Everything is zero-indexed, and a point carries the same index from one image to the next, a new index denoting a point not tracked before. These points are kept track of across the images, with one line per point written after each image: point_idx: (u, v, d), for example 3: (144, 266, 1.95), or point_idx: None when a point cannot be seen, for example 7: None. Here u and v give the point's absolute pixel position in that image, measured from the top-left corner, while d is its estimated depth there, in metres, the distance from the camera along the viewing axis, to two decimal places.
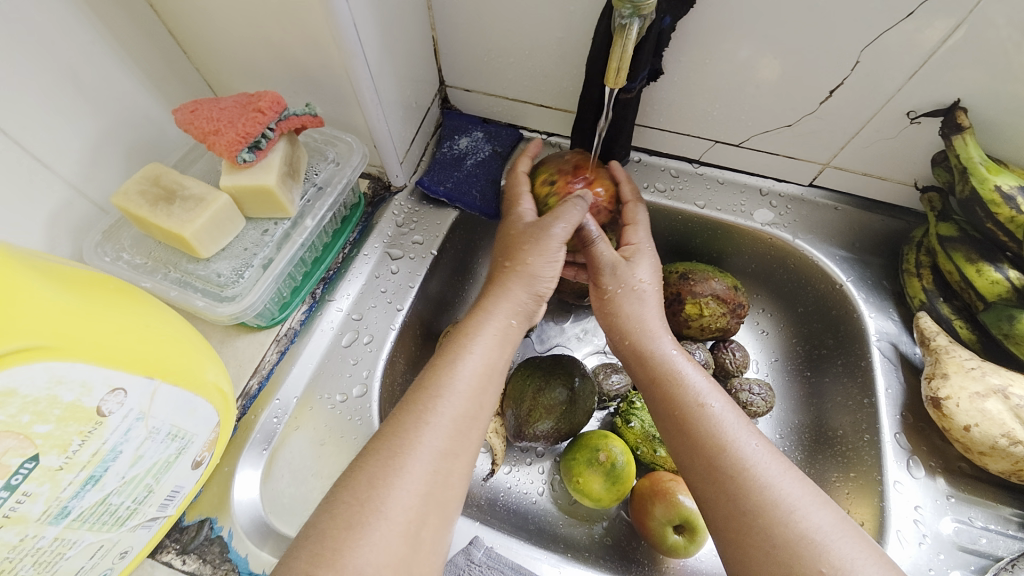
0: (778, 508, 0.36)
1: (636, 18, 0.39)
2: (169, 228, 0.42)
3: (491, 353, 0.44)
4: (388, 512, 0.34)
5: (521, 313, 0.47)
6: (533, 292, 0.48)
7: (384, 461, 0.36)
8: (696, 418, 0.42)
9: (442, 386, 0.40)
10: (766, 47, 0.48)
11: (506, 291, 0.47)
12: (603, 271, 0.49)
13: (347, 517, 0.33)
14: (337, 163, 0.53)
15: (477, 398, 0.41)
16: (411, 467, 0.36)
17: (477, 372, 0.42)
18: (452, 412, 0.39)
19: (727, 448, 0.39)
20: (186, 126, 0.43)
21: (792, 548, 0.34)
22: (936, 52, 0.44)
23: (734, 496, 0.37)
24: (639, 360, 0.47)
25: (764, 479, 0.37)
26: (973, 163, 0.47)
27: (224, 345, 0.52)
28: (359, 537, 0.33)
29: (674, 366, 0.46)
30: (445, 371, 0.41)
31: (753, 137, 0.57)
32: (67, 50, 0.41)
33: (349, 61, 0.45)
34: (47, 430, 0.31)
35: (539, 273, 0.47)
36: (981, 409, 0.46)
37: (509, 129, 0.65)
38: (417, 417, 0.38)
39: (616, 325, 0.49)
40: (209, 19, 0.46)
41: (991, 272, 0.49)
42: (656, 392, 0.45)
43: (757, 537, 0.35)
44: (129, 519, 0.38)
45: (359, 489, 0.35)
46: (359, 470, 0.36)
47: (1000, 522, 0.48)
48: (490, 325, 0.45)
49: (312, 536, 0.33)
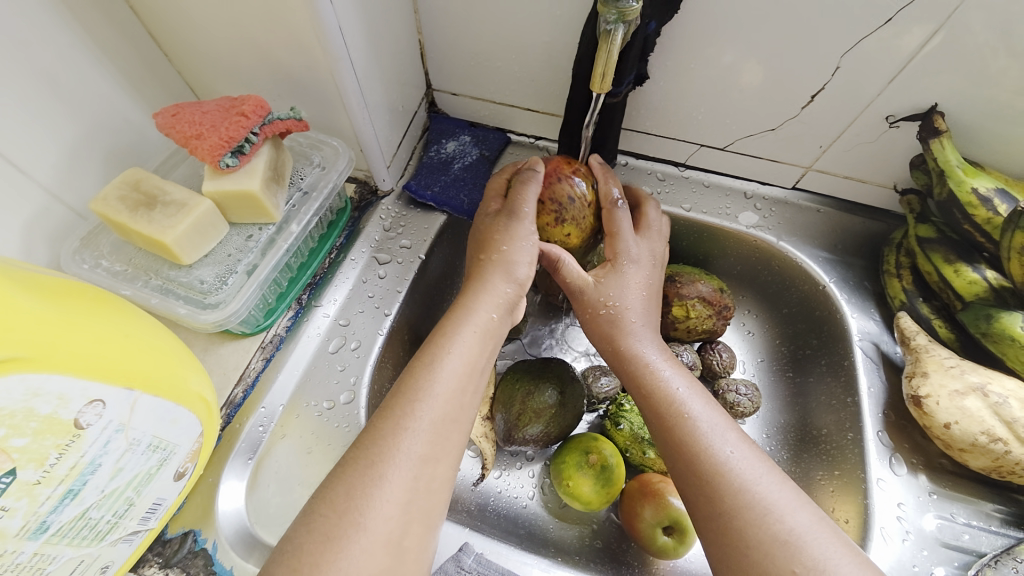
0: (753, 510, 0.36)
1: (621, 23, 0.39)
2: (150, 235, 0.41)
3: (471, 352, 0.43)
4: (367, 522, 0.34)
5: (502, 308, 0.46)
6: (512, 283, 0.47)
7: (361, 471, 0.35)
8: (677, 425, 0.42)
9: (421, 389, 0.39)
10: (750, 52, 0.49)
11: (486, 285, 0.46)
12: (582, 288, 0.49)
13: (324, 529, 0.33)
14: (323, 167, 0.52)
15: (457, 400, 0.40)
16: (389, 476, 0.35)
17: (456, 373, 0.41)
18: (431, 416, 0.39)
19: (706, 454, 0.39)
20: (167, 130, 0.42)
21: (766, 549, 0.34)
22: (914, 58, 0.45)
23: (711, 500, 0.38)
24: (622, 365, 0.47)
25: (741, 482, 0.37)
26: (951, 166, 0.48)
27: (207, 352, 0.51)
28: (337, 550, 0.32)
29: (655, 370, 0.45)
30: (424, 372, 0.40)
31: (737, 140, 0.58)
32: (43, 52, 0.40)
33: (335, 64, 0.45)
34: (23, 444, 0.30)
35: (516, 260, 0.47)
36: (961, 407, 0.47)
37: (496, 133, 0.65)
38: (395, 423, 0.38)
39: (598, 331, 0.49)
40: (191, 22, 0.45)
41: (968, 272, 0.50)
42: (639, 398, 0.45)
43: (732, 540, 0.36)
44: (109, 533, 0.37)
45: (337, 499, 0.34)
46: (334, 482, 0.35)
47: (981, 517, 0.49)
48: (470, 321, 0.44)
49: (287, 552, 0.32)
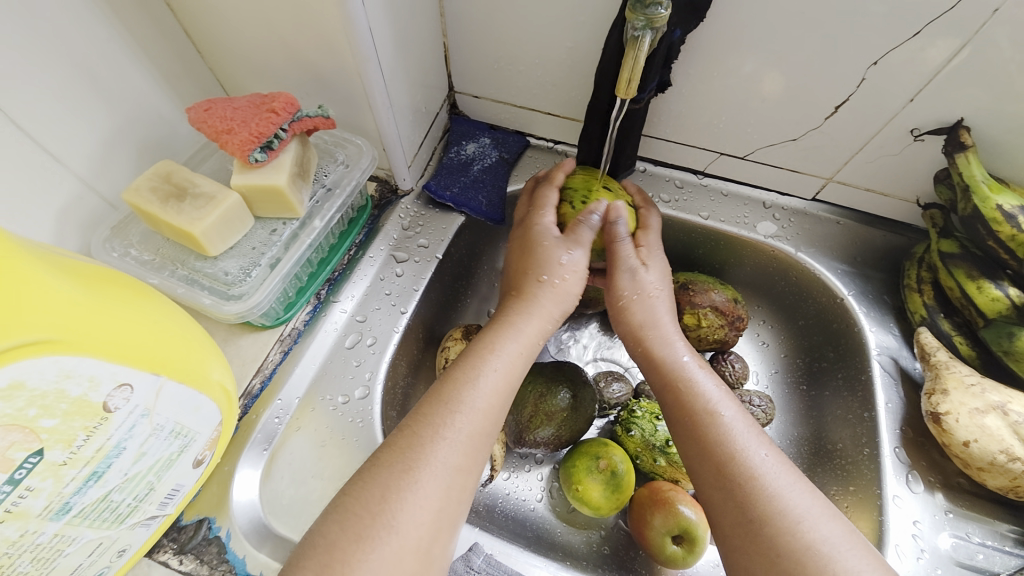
0: (786, 517, 0.36)
1: (649, 30, 0.39)
2: (179, 226, 0.42)
3: (513, 366, 0.44)
4: (399, 527, 0.34)
5: (548, 327, 0.48)
6: (564, 306, 0.49)
7: (396, 475, 0.35)
8: (709, 424, 0.42)
9: (461, 401, 0.40)
10: (774, 63, 0.49)
11: (535, 304, 0.47)
12: (622, 273, 0.50)
13: (357, 529, 0.33)
14: (347, 165, 0.53)
15: (493, 413, 0.41)
16: (423, 481, 0.36)
17: (496, 389, 0.42)
18: (468, 428, 0.39)
19: (738, 456, 0.39)
20: (199, 124, 0.43)
21: (799, 558, 0.34)
22: (941, 72, 0.45)
23: (742, 503, 0.37)
24: (653, 364, 0.47)
25: (773, 488, 0.37)
26: (976, 181, 0.48)
27: (227, 343, 0.52)
28: (368, 550, 0.33)
29: (687, 371, 0.46)
30: (463, 384, 0.41)
31: (758, 150, 0.58)
32: (82, 45, 0.41)
33: (362, 64, 0.45)
34: (52, 425, 0.30)
35: (570, 292, 0.49)
36: (981, 425, 0.47)
37: (516, 136, 0.66)
38: (433, 430, 0.38)
39: (629, 327, 0.49)
40: (224, 19, 0.46)
41: (991, 289, 0.50)
42: (669, 397, 0.45)
43: (764, 547, 0.35)
44: (129, 516, 0.38)
45: (371, 501, 0.34)
46: (368, 482, 0.35)
47: (996, 538, 0.48)
48: (517, 337, 0.45)
49: (320, 546, 0.33)
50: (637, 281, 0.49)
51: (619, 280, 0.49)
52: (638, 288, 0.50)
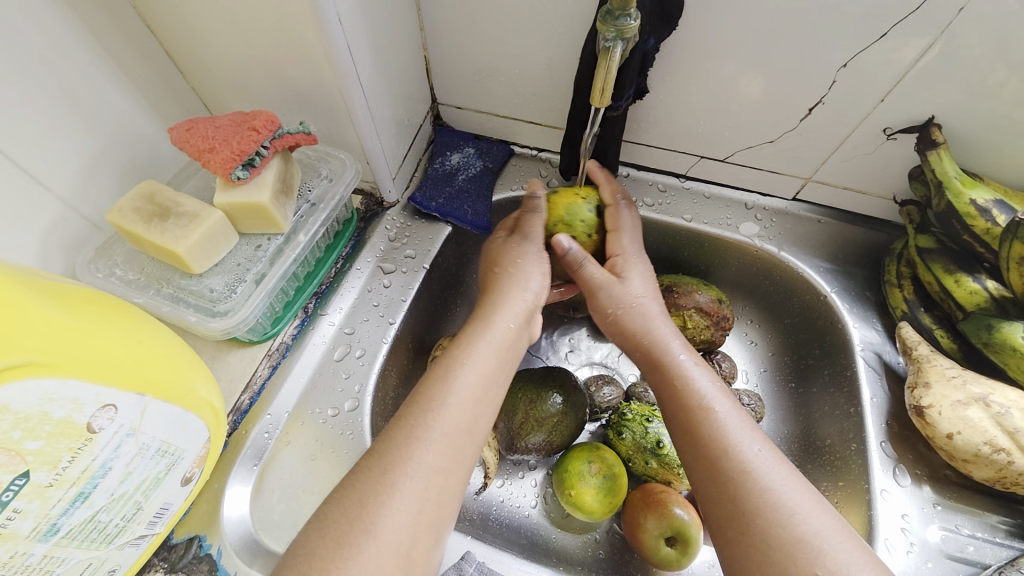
0: (778, 511, 0.36)
1: (620, 41, 0.40)
2: (162, 245, 0.42)
3: (490, 362, 0.44)
4: (379, 533, 0.34)
5: (524, 321, 0.48)
6: (533, 300, 0.49)
7: (374, 479, 0.36)
8: (704, 420, 0.42)
9: (434, 400, 0.40)
10: (747, 67, 0.50)
11: (504, 297, 0.48)
12: (597, 293, 0.51)
13: (336, 536, 0.33)
14: (330, 179, 0.54)
15: (472, 410, 0.41)
16: (401, 486, 0.36)
17: (473, 386, 0.42)
18: (444, 428, 0.39)
19: (731, 451, 0.40)
20: (181, 143, 0.44)
21: (788, 550, 0.34)
22: (910, 71, 0.46)
23: (733, 498, 0.38)
24: (652, 364, 0.47)
25: (766, 482, 0.38)
26: (949, 177, 0.49)
27: (215, 359, 0.52)
28: (348, 556, 0.33)
29: (683, 368, 0.46)
30: (439, 384, 0.41)
31: (737, 152, 0.59)
32: (63, 69, 0.41)
33: (343, 80, 0.46)
34: (37, 447, 0.31)
35: (530, 273, 0.50)
36: (963, 417, 0.47)
37: (500, 145, 0.67)
38: (408, 433, 0.38)
39: (626, 337, 0.50)
40: (205, 40, 0.47)
41: (969, 282, 0.51)
42: (665, 395, 0.45)
43: (754, 540, 0.36)
44: (117, 536, 0.38)
45: (349, 506, 0.35)
46: (347, 490, 0.36)
47: (987, 529, 0.49)
48: (490, 332, 0.46)
49: (300, 556, 0.33)
50: (617, 293, 0.50)
51: (598, 299, 0.51)
52: (622, 301, 0.50)
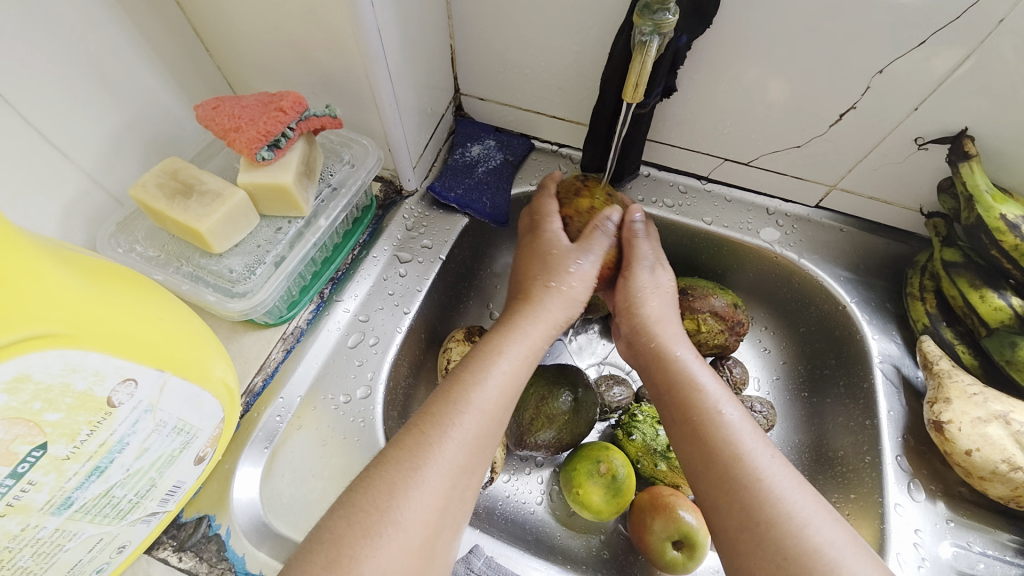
0: (792, 521, 0.36)
1: (656, 36, 0.39)
2: (185, 223, 0.42)
3: (519, 369, 0.44)
4: (406, 523, 0.34)
5: (555, 331, 0.48)
6: (573, 309, 0.49)
7: (404, 472, 0.35)
8: (711, 427, 0.41)
9: (467, 401, 0.40)
10: (776, 71, 0.49)
11: (540, 306, 0.47)
12: (637, 267, 0.50)
13: (365, 525, 0.33)
14: (352, 165, 0.53)
15: (499, 414, 0.41)
16: (430, 478, 0.36)
17: (502, 391, 0.42)
18: (474, 428, 0.39)
19: (743, 457, 0.39)
20: (206, 122, 0.43)
21: (804, 562, 0.34)
22: (946, 81, 0.45)
23: (746, 506, 0.37)
24: (658, 364, 0.47)
25: (778, 491, 0.37)
26: (979, 191, 0.48)
27: (230, 341, 0.52)
28: (375, 547, 0.32)
29: (690, 371, 0.45)
30: (472, 385, 0.41)
31: (762, 156, 0.58)
32: (93, 42, 0.41)
33: (370, 65, 0.46)
34: (57, 418, 0.30)
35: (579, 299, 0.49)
36: (983, 434, 0.47)
37: (521, 138, 0.66)
38: (442, 430, 0.38)
39: (637, 325, 0.49)
40: (233, 18, 0.46)
41: (994, 298, 0.50)
42: (671, 398, 0.44)
43: (769, 550, 0.35)
44: (130, 512, 0.38)
45: (378, 497, 0.34)
46: (375, 479, 0.35)
47: (998, 548, 0.48)
48: (523, 340, 0.45)
49: (328, 541, 0.32)
50: (656, 278, 0.51)
51: (637, 273, 0.50)
52: (655, 286, 0.50)
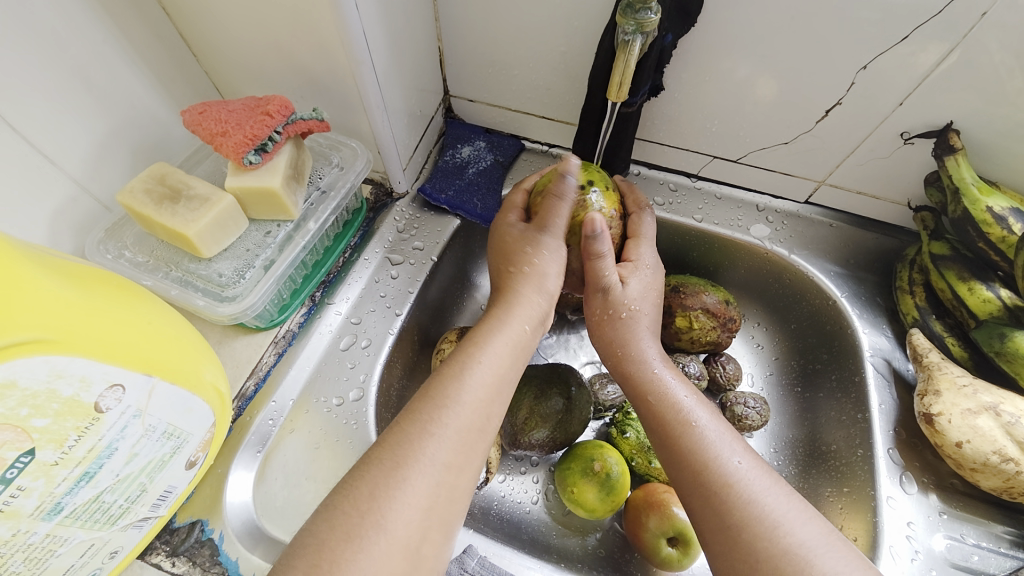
0: (763, 523, 0.36)
1: (639, 35, 0.40)
2: (173, 228, 0.42)
3: (505, 362, 0.43)
4: (389, 526, 0.34)
5: (536, 318, 0.47)
6: (545, 295, 0.48)
7: (385, 472, 0.35)
8: (685, 433, 0.41)
9: (448, 396, 0.39)
10: (763, 68, 0.50)
11: (520, 297, 0.46)
12: (597, 292, 0.49)
13: (347, 528, 0.33)
14: (341, 167, 0.53)
15: (485, 407, 0.40)
16: (412, 480, 0.35)
17: (486, 383, 0.41)
18: (458, 424, 0.38)
19: (711, 465, 0.39)
20: (193, 126, 0.43)
21: (776, 563, 0.34)
22: (930, 75, 0.45)
23: (720, 511, 0.37)
24: (626, 376, 0.47)
25: (750, 493, 0.37)
26: (965, 184, 0.49)
27: (222, 345, 0.52)
28: (357, 550, 0.32)
29: (659, 379, 0.45)
30: (452, 379, 0.40)
31: (750, 153, 0.58)
32: (78, 50, 0.41)
33: (357, 68, 0.46)
34: (44, 424, 0.30)
35: (547, 273, 0.48)
36: (973, 426, 0.47)
37: (511, 139, 0.66)
38: (420, 427, 0.38)
39: (605, 338, 0.49)
40: (220, 23, 0.46)
41: (982, 290, 0.50)
42: (643, 410, 0.45)
43: (742, 552, 0.35)
44: (121, 517, 0.38)
45: (360, 498, 0.34)
46: (358, 480, 0.35)
47: (991, 539, 0.48)
48: (506, 331, 0.44)
49: (310, 545, 0.33)
50: (625, 292, 0.49)
51: (592, 299, 0.49)
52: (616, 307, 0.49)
